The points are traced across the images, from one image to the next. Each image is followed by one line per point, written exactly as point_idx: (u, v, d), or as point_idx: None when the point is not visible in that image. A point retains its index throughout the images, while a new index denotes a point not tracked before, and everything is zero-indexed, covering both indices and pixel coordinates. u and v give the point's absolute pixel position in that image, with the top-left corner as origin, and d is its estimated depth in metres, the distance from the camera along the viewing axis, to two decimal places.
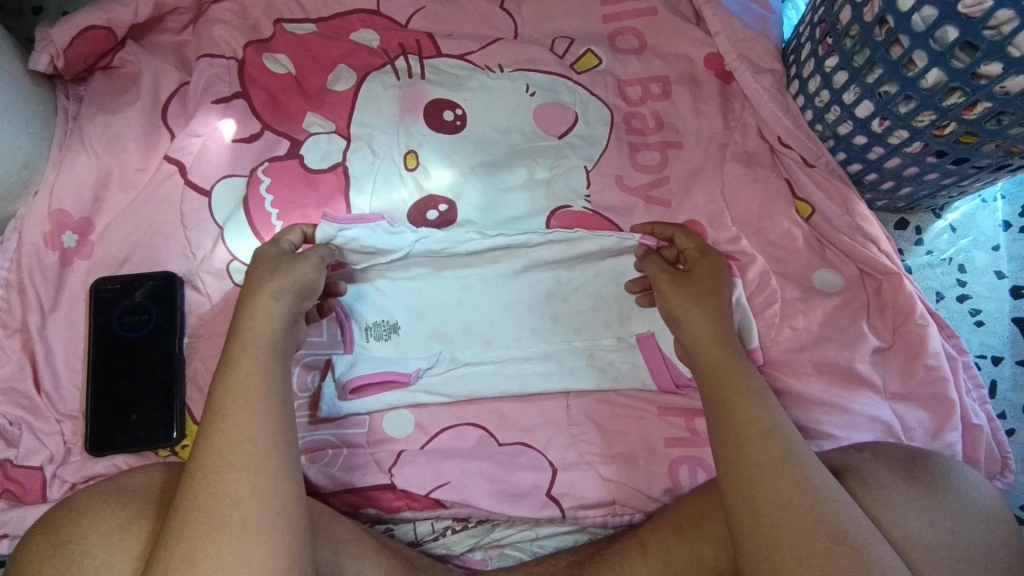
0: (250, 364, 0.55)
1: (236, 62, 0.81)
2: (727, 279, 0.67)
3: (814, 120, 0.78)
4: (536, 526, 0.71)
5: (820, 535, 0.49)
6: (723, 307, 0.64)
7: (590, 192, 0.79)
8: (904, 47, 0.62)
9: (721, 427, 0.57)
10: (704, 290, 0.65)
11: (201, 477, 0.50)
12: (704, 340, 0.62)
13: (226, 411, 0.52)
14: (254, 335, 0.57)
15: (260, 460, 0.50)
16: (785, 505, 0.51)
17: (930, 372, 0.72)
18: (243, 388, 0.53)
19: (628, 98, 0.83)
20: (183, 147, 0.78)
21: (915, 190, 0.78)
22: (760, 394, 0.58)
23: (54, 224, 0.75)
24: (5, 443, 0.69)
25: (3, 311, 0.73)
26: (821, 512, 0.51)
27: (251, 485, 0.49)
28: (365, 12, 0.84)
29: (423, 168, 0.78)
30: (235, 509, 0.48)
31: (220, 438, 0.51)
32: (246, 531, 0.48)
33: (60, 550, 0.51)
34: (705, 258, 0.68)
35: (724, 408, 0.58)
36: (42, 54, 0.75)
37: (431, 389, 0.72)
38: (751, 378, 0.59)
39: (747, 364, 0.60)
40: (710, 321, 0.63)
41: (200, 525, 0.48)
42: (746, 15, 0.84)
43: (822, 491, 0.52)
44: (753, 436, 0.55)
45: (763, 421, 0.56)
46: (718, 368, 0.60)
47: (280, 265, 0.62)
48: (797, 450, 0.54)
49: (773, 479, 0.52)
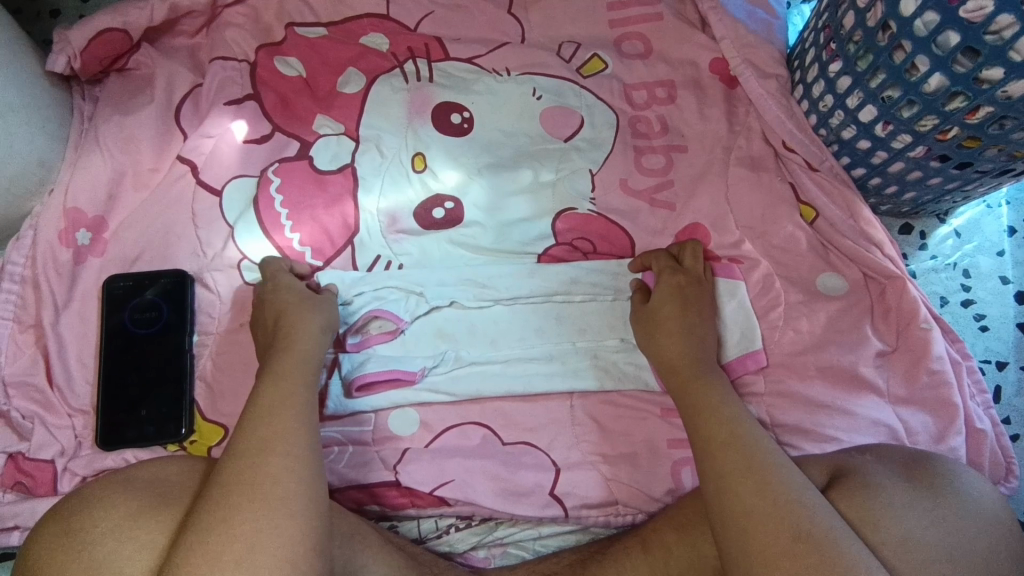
0: (294, 375, 0.59)
1: (249, 65, 0.83)
2: (697, 304, 0.71)
3: (818, 125, 0.79)
4: (539, 525, 0.71)
5: (793, 531, 0.50)
6: (694, 330, 0.70)
7: (595, 195, 0.80)
8: (906, 52, 0.63)
9: (702, 443, 0.59)
10: (668, 315, 0.70)
11: (245, 454, 0.51)
12: (675, 363, 0.67)
13: (272, 408, 0.55)
14: (298, 351, 0.62)
15: (301, 447, 0.52)
16: (745, 511, 0.52)
17: (934, 376, 0.72)
18: (286, 391, 0.57)
19: (634, 102, 0.84)
20: (196, 147, 0.79)
21: (919, 195, 0.78)
22: (725, 406, 0.61)
23: (69, 221, 0.76)
24: (17, 436, 0.71)
25: (18, 307, 0.74)
26: (787, 510, 0.51)
27: (289, 467, 0.50)
28: (375, 16, 0.85)
29: (431, 170, 0.80)
30: (273, 485, 0.49)
31: (267, 425, 0.53)
32: (281, 506, 0.48)
33: (71, 536, 0.50)
34: (665, 279, 0.73)
35: (700, 426, 0.61)
36: (60, 55, 0.76)
37: (436, 388, 0.73)
38: (727, 397, 0.63)
39: (715, 380, 0.65)
40: (675, 344, 0.69)
41: (239, 496, 0.48)
42: (750, 21, 0.85)
43: (799, 491, 0.52)
44: (719, 446, 0.58)
45: (728, 431, 0.59)
46: (687, 387, 0.65)
47: (320, 301, 0.69)
48: (767, 452, 0.56)
49: (746, 481, 0.54)
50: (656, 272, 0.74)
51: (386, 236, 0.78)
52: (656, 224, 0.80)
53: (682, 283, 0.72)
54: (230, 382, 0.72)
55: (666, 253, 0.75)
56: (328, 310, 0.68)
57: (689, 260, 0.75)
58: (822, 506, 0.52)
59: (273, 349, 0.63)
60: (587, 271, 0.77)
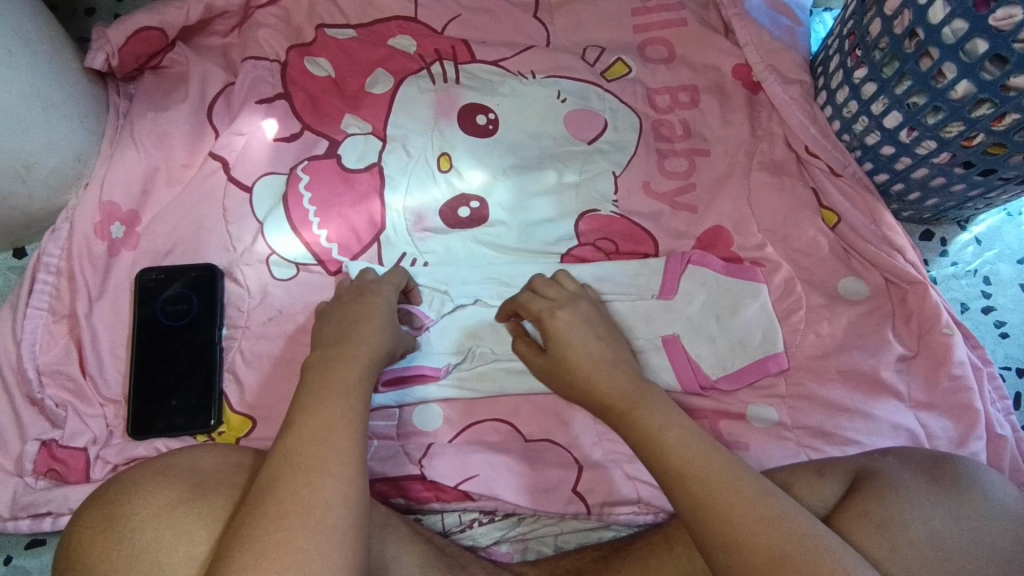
0: (355, 385, 0.55)
1: (280, 64, 0.84)
2: (591, 333, 0.65)
3: (841, 130, 0.80)
4: (560, 521, 0.72)
5: (771, 555, 0.47)
6: (602, 357, 0.63)
7: (618, 197, 0.82)
8: (933, 59, 0.64)
9: (664, 471, 0.54)
10: (568, 359, 0.64)
11: (300, 472, 0.49)
12: (603, 402, 0.61)
13: (330, 423, 0.52)
14: (362, 359, 0.58)
15: (355, 470, 0.50)
16: (728, 535, 0.49)
17: (955, 381, 0.72)
18: (344, 406, 0.53)
19: (657, 106, 0.85)
20: (227, 144, 0.80)
21: (942, 201, 0.79)
22: (670, 428, 0.56)
23: (104, 215, 0.77)
24: (50, 424, 0.72)
25: (52, 298, 0.76)
26: (757, 529, 0.48)
27: (343, 493, 0.49)
28: (403, 18, 0.87)
29: (457, 170, 0.81)
30: (326, 512, 0.47)
31: (324, 443, 0.50)
32: (332, 536, 0.47)
33: (113, 523, 0.51)
34: (547, 326, 0.66)
35: (653, 452, 0.55)
36: (99, 52, 0.79)
37: (460, 384, 0.74)
38: (669, 419, 0.56)
39: (653, 396, 0.59)
40: (593, 384, 0.62)
41: (292, 519, 0.47)
42: (774, 27, 0.86)
43: (767, 505, 0.50)
44: (681, 471, 0.53)
45: (680, 461, 0.53)
46: (625, 416, 0.59)
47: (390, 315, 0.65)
48: (728, 472, 0.52)
49: (719, 509, 0.50)
50: (534, 319, 0.68)
51: (412, 234, 0.79)
52: (678, 226, 0.81)
53: (567, 315, 0.67)
54: (259, 375, 0.74)
55: (530, 293, 0.70)
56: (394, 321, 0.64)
57: (551, 290, 0.70)
58: (799, 519, 0.49)
59: (330, 347, 0.59)
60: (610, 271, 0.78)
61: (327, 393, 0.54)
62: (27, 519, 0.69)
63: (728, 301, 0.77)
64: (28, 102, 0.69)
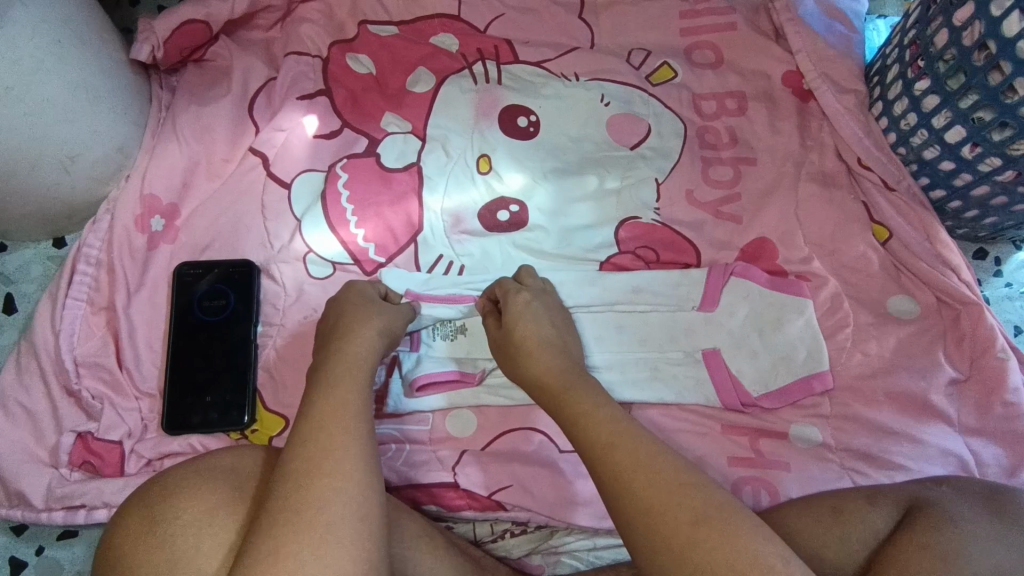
0: (348, 384, 0.55)
1: (322, 60, 0.84)
2: (547, 319, 0.66)
3: (897, 143, 0.77)
4: (594, 536, 0.70)
5: (690, 520, 0.45)
6: (554, 343, 0.64)
7: (660, 205, 0.80)
8: (1004, 74, 0.61)
9: (585, 449, 0.52)
10: (518, 336, 0.64)
11: (291, 478, 0.47)
12: (541, 382, 0.60)
13: (321, 423, 0.51)
14: (354, 360, 0.58)
15: (352, 464, 0.48)
16: (645, 506, 0.47)
17: (1009, 408, 0.68)
18: (337, 404, 0.52)
19: (703, 112, 0.83)
20: (268, 140, 0.80)
21: (1001, 220, 0.76)
22: (601, 406, 0.54)
23: (144, 207, 0.77)
24: (86, 416, 0.72)
25: (91, 289, 0.76)
26: (678, 494, 0.47)
27: (340, 490, 0.47)
28: (446, 17, 0.86)
29: (496, 172, 0.80)
30: (320, 511, 0.45)
31: (316, 443, 0.49)
32: (330, 534, 0.44)
33: (154, 527, 0.51)
34: (511, 300, 0.67)
35: (577, 433, 0.54)
36: (144, 44, 0.78)
37: (494, 390, 0.73)
38: (600, 400, 0.55)
39: (591, 384, 0.58)
40: (537, 362, 0.61)
41: (285, 525, 0.45)
42: (829, 34, 0.83)
43: (688, 473, 0.48)
44: (601, 450, 0.51)
45: (606, 435, 0.51)
46: (559, 401, 0.57)
47: (377, 310, 0.65)
48: (651, 443, 0.50)
49: (634, 477, 0.48)
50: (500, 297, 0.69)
51: (450, 236, 0.78)
52: (722, 237, 0.79)
53: (531, 297, 0.68)
54: (293, 373, 0.73)
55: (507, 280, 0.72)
56: (383, 322, 0.63)
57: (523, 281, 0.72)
58: (721, 493, 0.47)
59: (324, 355, 0.59)
60: (650, 281, 0.77)
61: (316, 396, 0.53)
62: (62, 510, 0.69)
63: (772, 316, 0.74)
64: (73, 93, 0.69)
